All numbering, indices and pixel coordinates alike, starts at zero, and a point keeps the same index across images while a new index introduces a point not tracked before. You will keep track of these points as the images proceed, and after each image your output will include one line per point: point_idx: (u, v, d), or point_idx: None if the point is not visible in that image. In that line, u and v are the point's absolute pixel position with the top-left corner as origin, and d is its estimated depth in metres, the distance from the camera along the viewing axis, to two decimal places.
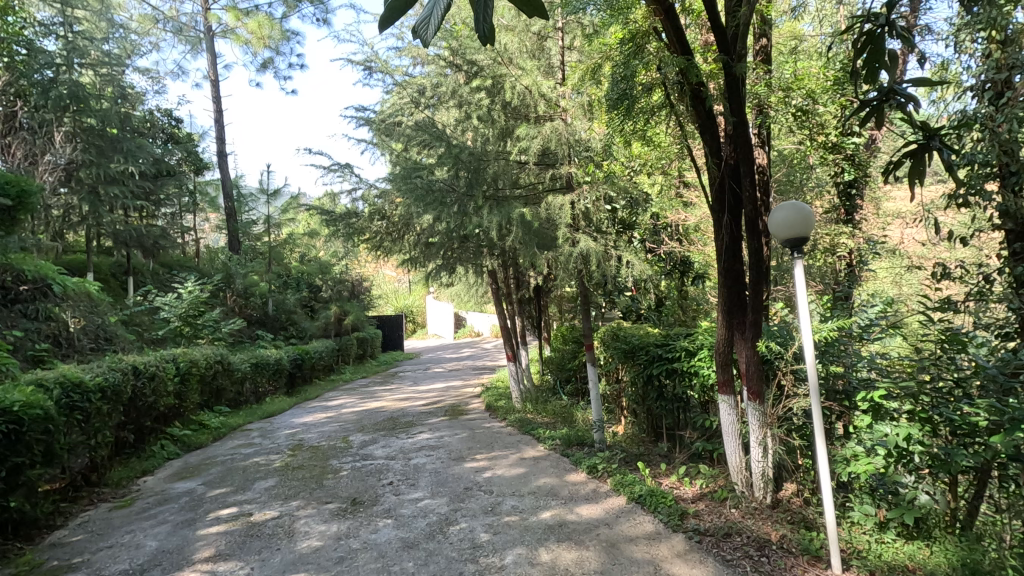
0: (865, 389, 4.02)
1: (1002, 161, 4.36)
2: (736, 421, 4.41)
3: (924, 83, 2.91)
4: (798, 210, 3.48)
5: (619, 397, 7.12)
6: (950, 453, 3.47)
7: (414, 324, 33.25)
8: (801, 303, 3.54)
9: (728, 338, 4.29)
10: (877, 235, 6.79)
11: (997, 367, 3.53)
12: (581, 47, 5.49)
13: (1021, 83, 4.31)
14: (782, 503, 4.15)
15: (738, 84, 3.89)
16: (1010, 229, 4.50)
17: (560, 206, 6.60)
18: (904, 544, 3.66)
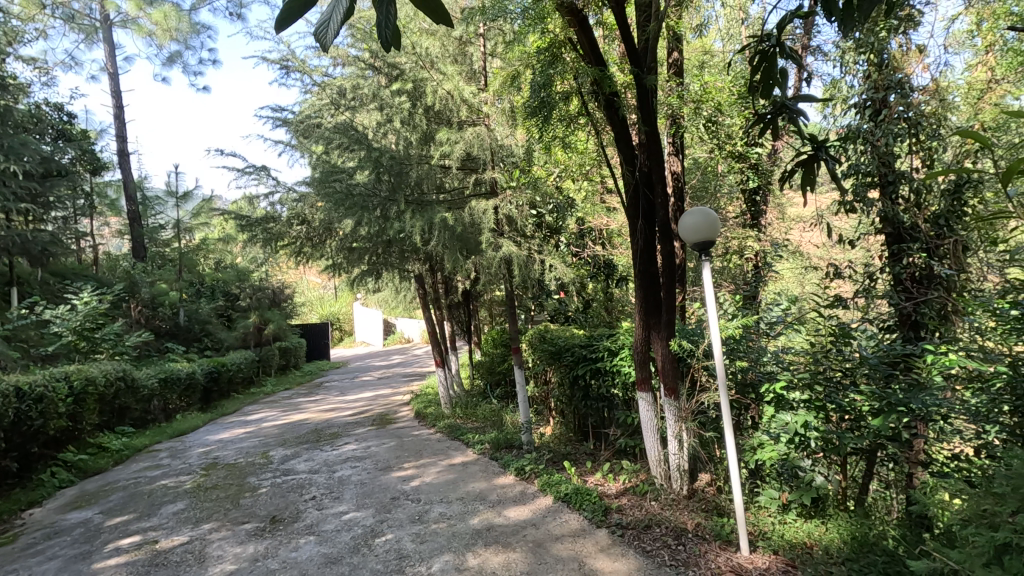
0: (768, 381, 4.32)
1: (881, 171, 4.92)
2: (654, 417, 4.62)
3: (811, 100, 3.18)
4: (705, 216, 3.69)
5: (548, 399, 7.24)
6: (840, 438, 3.79)
7: (341, 332, 32.20)
8: (709, 301, 3.76)
9: (645, 338, 4.49)
10: (779, 238, 7.32)
11: (878, 356, 3.90)
12: (502, 53, 5.51)
13: (895, 103, 4.82)
14: (698, 493, 4.37)
15: (650, 96, 4.09)
16: (889, 233, 5.00)
17: (483, 211, 6.51)
18: (804, 523, 3.96)
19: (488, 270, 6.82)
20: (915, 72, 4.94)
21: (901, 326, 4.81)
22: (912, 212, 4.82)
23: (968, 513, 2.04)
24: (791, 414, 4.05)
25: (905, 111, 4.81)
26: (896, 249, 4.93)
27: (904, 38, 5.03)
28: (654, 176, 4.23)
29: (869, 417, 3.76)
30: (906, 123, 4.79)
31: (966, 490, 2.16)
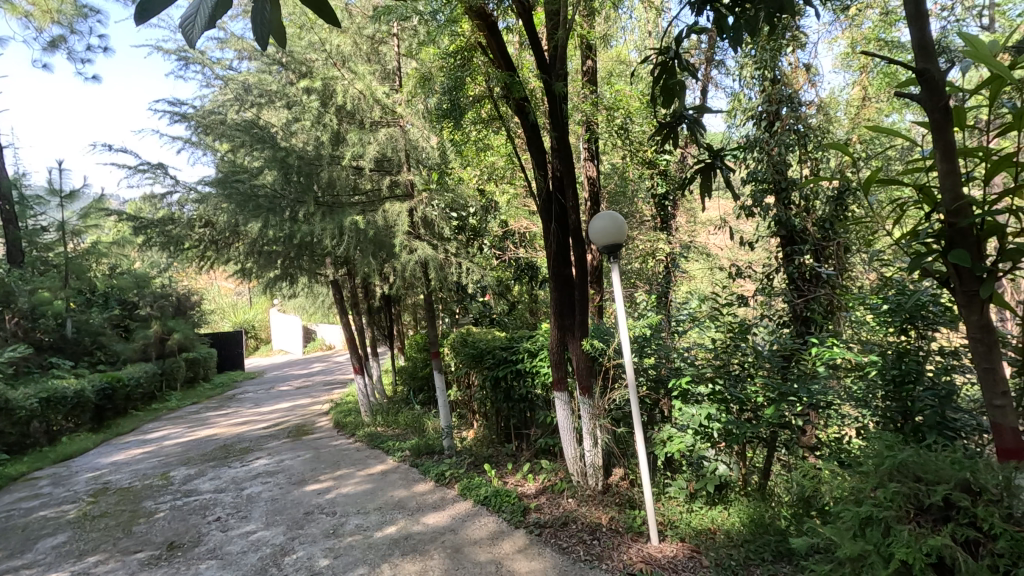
0: (675, 376, 4.53)
1: (774, 179, 5.32)
2: (570, 416, 4.72)
3: (704, 112, 3.38)
4: (613, 220, 3.83)
5: (470, 402, 7.21)
6: (739, 427, 4.06)
7: (257, 341, 30.49)
8: (618, 302, 3.89)
9: (560, 339, 4.60)
10: (688, 240, 7.72)
11: (772, 350, 4.21)
12: (415, 54, 5.44)
13: (786, 116, 5.23)
14: (612, 488, 4.52)
15: (560, 102, 4.20)
16: (782, 236, 5.40)
17: (397, 213, 6.47)
18: (708, 510, 4.20)
19: (406, 274, 6.70)
20: (803, 88, 5.40)
21: (794, 322, 5.21)
22: (802, 216, 5.24)
23: (838, 491, 2.23)
24: (696, 407, 4.28)
25: (796, 123, 5.22)
26: (789, 250, 5.34)
27: (794, 57, 5.47)
28: (565, 180, 4.33)
29: (764, 406, 4.06)
30: (797, 135, 5.22)
31: (837, 471, 2.38)
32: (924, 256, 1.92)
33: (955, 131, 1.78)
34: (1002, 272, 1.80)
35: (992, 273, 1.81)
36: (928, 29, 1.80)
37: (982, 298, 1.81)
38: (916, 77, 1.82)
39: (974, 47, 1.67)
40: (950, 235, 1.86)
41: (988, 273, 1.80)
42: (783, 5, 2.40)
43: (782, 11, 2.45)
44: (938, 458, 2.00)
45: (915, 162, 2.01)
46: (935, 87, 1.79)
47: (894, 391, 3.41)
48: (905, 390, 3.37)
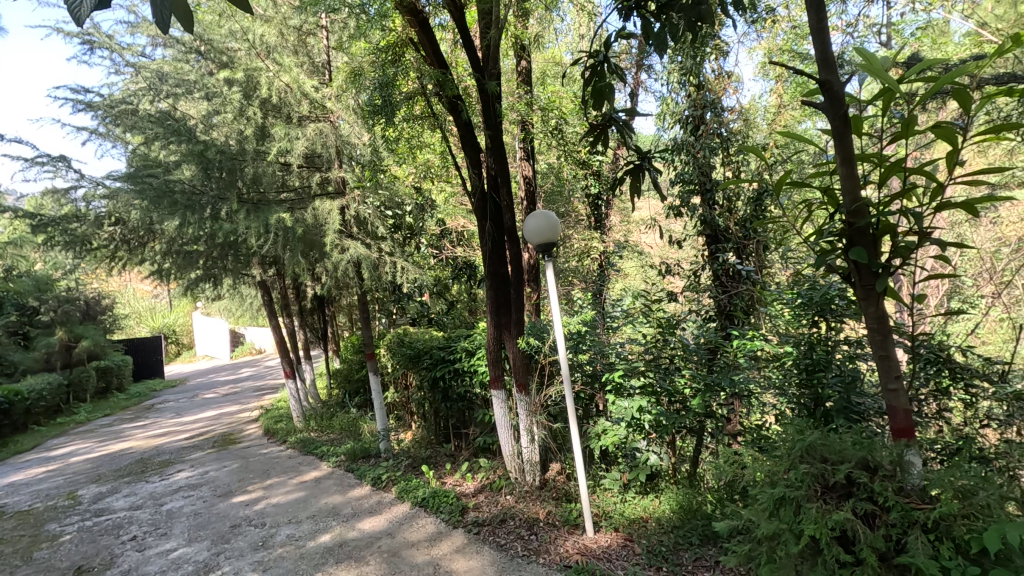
0: (609, 371, 4.65)
1: (700, 180, 5.58)
2: (507, 413, 4.76)
3: (632, 114, 3.49)
4: (547, 219, 3.89)
5: (408, 404, 7.10)
6: (669, 418, 4.23)
7: (179, 346, 28.67)
8: (553, 300, 3.96)
9: (497, 338, 4.63)
10: (621, 239, 7.96)
11: (699, 344, 4.42)
12: (344, 47, 5.30)
13: (710, 120, 5.49)
14: (549, 482, 4.59)
15: (493, 102, 4.22)
16: (707, 235, 5.67)
17: (327, 211, 6.33)
18: (640, 499, 4.35)
19: (339, 274, 6.51)
20: (726, 95, 5.68)
21: (719, 317, 5.49)
22: (725, 216, 5.53)
23: (756, 475, 2.37)
24: (629, 401, 4.42)
25: (719, 127, 5.49)
26: (713, 248, 5.62)
27: (718, 64, 5.71)
28: (499, 179, 4.36)
29: (692, 397, 4.25)
30: (720, 139, 5.50)
31: (755, 455, 2.53)
32: (827, 253, 2.07)
33: (853, 139, 1.93)
34: (894, 268, 1.98)
35: (886, 269, 1.98)
36: (830, 43, 1.94)
37: (878, 292, 1.98)
38: (819, 87, 1.96)
39: (867, 61, 1.82)
40: (850, 234, 2.02)
41: (883, 269, 1.97)
42: (703, 13, 2.51)
43: (702, 18, 2.57)
44: (841, 441, 2.17)
45: (820, 168, 2.17)
46: (835, 97, 1.93)
47: (806, 378, 3.67)
48: (816, 378, 3.64)
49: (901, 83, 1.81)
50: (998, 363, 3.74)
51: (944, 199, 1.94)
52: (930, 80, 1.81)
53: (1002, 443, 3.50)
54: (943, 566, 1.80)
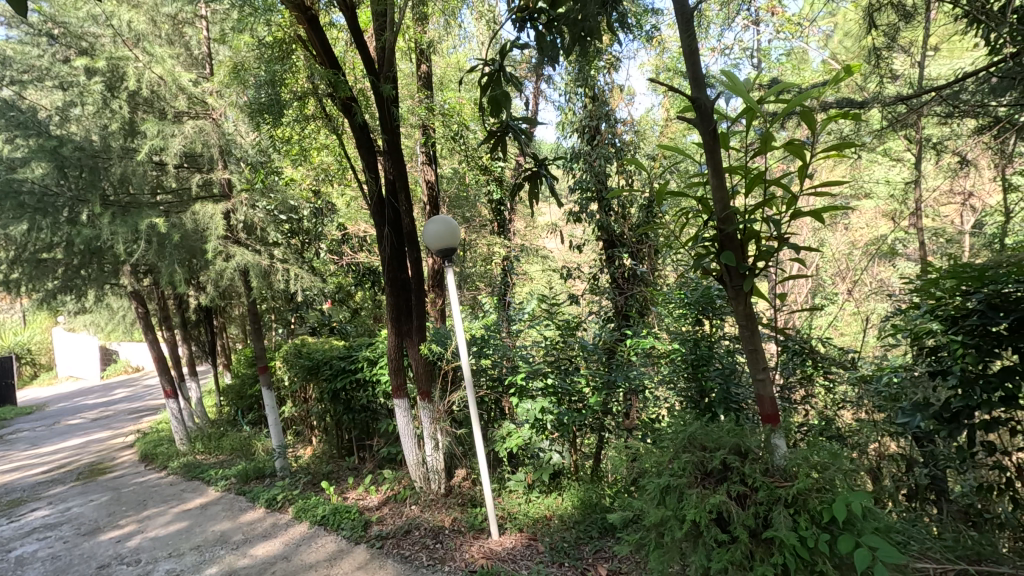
0: (511, 373, 4.72)
1: (596, 188, 5.86)
2: (410, 422, 4.69)
3: (528, 122, 3.57)
4: (446, 224, 3.88)
5: (307, 418, 6.76)
6: (569, 417, 4.38)
7: (36, 368, 25.20)
8: (454, 305, 3.94)
9: (398, 346, 4.56)
10: (525, 244, 8.13)
11: (597, 343, 4.61)
12: (227, 40, 4.97)
13: (605, 131, 5.79)
14: (454, 489, 4.58)
15: (389, 106, 4.17)
16: (605, 240, 5.95)
17: (210, 215, 5.82)
18: (545, 497, 4.46)
19: (225, 284, 6.05)
20: (619, 107, 5.98)
21: (617, 317, 5.77)
22: (620, 222, 5.82)
23: (645, 466, 2.51)
24: (531, 402, 4.52)
25: (612, 138, 5.85)
26: (610, 253, 5.92)
27: (610, 77, 5.94)
28: (398, 184, 4.33)
29: (590, 395, 4.44)
30: (613, 149, 5.82)
31: (644, 447, 2.68)
32: (702, 257, 2.26)
33: (722, 152, 2.12)
34: (758, 269, 2.20)
35: (751, 270, 2.20)
36: (699, 64, 2.11)
37: (746, 291, 2.19)
38: (691, 104, 2.14)
39: (731, 83, 2.00)
40: (721, 240, 2.21)
41: (749, 270, 2.18)
42: (590, 29, 2.64)
43: (589, 32, 2.68)
44: (717, 430, 2.36)
45: (695, 178, 2.35)
46: (704, 112, 2.11)
47: (691, 372, 3.96)
48: (700, 371, 3.93)
49: (760, 102, 2.01)
50: (850, 351, 4.24)
51: (799, 208, 2.16)
52: (783, 101, 2.03)
53: (856, 422, 3.97)
54: (801, 536, 2.00)
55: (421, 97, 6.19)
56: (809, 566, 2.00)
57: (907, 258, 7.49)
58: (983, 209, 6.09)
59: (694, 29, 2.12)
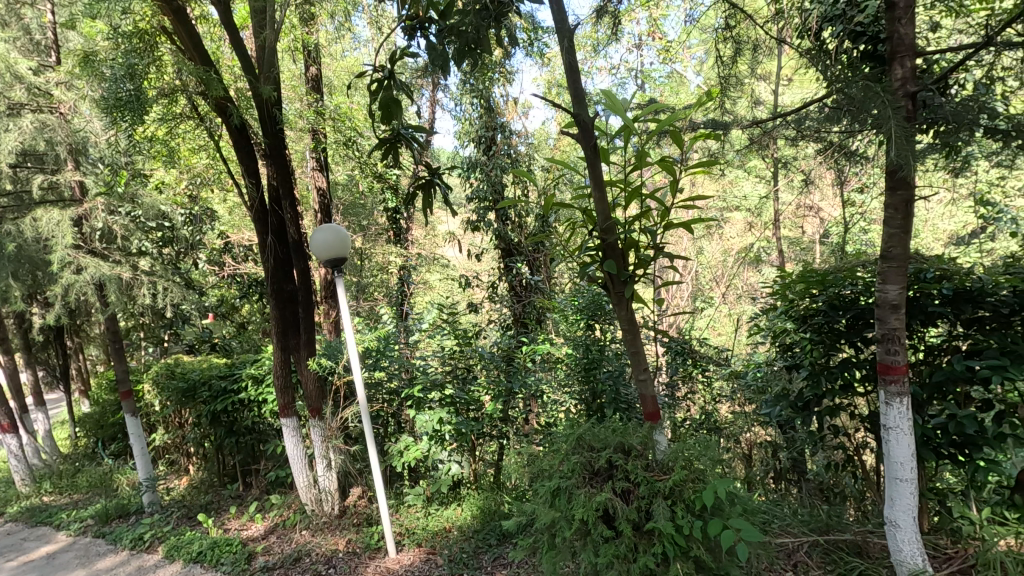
0: (408, 386, 4.62)
1: (493, 197, 5.95)
2: (300, 441, 4.45)
3: (421, 129, 3.54)
4: (335, 233, 3.73)
5: (182, 445, 6.15)
6: (467, 427, 4.36)
7: None
8: (345, 317, 3.79)
9: (284, 362, 4.32)
10: (424, 253, 8.03)
11: (494, 351, 4.65)
12: (76, 26, 4.44)
13: (501, 141, 5.91)
14: (349, 509, 4.40)
15: (270, 108, 3.95)
16: (502, 248, 6.04)
17: (57, 223, 5.14)
18: (444, 509, 4.40)
19: (76, 299, 5.36)
20: (513, 119, 6.17)
21: (515, 325, 5.87)
22: (516, 232, 5.94)
23: (537, 469, 2.57)
24: (429, 413, 4.43)
25: (507, 149, 5.98)
26: (508, 261, 6.02)
27: (506, 90, 6.07)
28: (282, 191, 4.12)
29: (488, 402, 4.46)
30: (509, 159, 5.95)
31: (536, 451, 2.74)
32: (587, 266, 2.38)
33: (602, 166, 2.24)
34: (638, 276, 2.36)
35: (631, 278, 2.36)
36: (580, 82, 2.22)
37: (627, 297, 2.36)
38: (573, 119, 2.24)
39: (607, 101, 2.13)
40: (604, 249, 2.34)
41: (629, 278, 2.34)
42: (478, 42, 2.66)
43: (477, 44, 2.70)
44: (604, 430, 2.47)
45: (579, 190, 2.47)
46: (586, 128, 2.22)
47: (584, 375, 4.17)
48: (591, 374, 4.14)
49: (635, 121, 2.16)
50: (724, 350, 4.65)
51: (671, 220, 2.33)
52: (656, 120, 2.19)
53: (730, 414, 4.34)
54: (678, 525, 2.15)
55: (310, 100, 5.93)
56: (685, 552, 2.16)
57: (771, 264, 8.35)
58: (828, 221, 6.97)
59: (574, 49, 2.22)
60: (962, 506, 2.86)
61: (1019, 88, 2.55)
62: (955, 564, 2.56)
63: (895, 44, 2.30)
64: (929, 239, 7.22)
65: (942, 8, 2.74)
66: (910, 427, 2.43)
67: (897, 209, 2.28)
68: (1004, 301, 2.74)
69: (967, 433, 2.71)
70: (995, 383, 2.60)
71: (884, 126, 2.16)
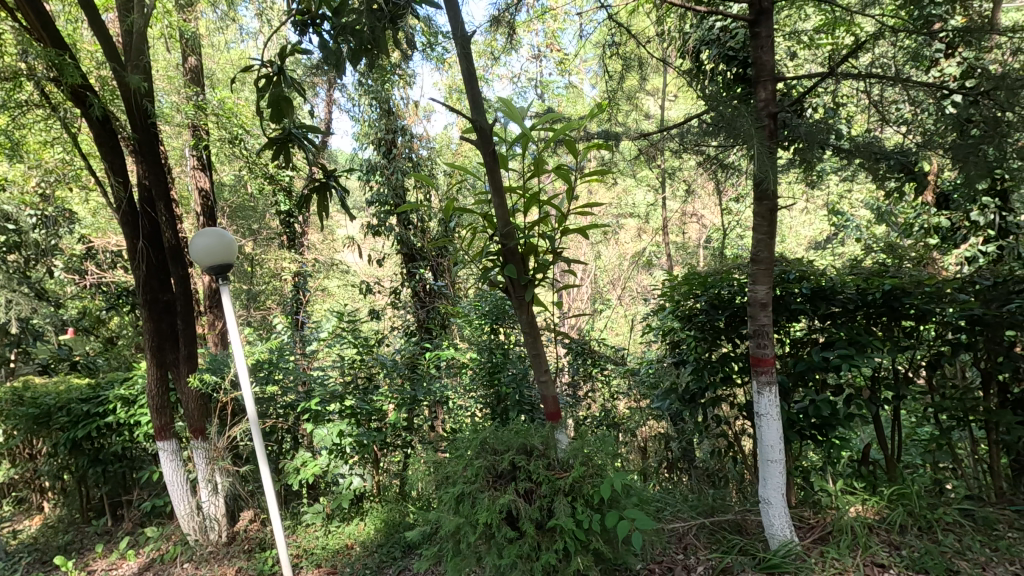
0: (305, 399, 4.37)
1: (395, 201, 5.82)
2: (180, 465, 4.07)
3: (314, 130, 3.38)
4: (219, 237, 3.45)
5: (35, 480, 5.38)
6: (370, 438, 4.20)
7: None
8: (232, 328, 3.52)
9: (161, 379, 3.94)
10: (321, 259, 7.67)
11: (398, 359, 4.58)
12: None
13: (401, 144, 5.79)
14: (239, 535, 4.10)
15: (140, 100, 3.59)
16: (404, 253, 5.93)
17: None
18: (345, 526, 4.22)
19: None
20: (414, 122, 6.04)
21: (419, 331, 5.78)
22: (419, 236, 5.86)
23: (441, 476, 2.55)
24: (328, 426, 4.21)
25: (409, 152, 5.88)
26: (410, 266, 5.92)
27: (406, 93, 5.96)
28: (155, 192, 3.76)
29: (391, 412, 4.33)
30: (410, 163, 5.85)
31: (440, 458, 2.72)
32: (488, 270, 2.41)
33: (501, 173, 2.28)
34: (537, 280, 2.42)
35: (531, 281, 2.42)
36: (478, 89, 2.24)
37: (527, 300, 2.42)
38: (472, 125, 2.25)
39: (504, 108, 2.18)
40: (504, 254, 2.39)
41: (529, 282, 2.40)
42: (375, 42, 2.60)
43: (373, 44, 2.64)
44: (507, 433, 2.51)
45: (478, 196, 2.50)
46: (484, 135, 2.25)
47: (488, 379, 4.22)
48: (495, 378, 4.20)
49: (532, 129, 2.22)
50: (621, 349, 4.89)
51: (568, 226, 2.42)
52: (551, 129, 2.27)
53: (626, 409, 4.58)
54: (578, 520, 2.23)
55: (188, 93, 5.45)
56: (585, 546, 2.25)
57: (661, 267, 8.93)
58: (710, 227, 7.58)
59: (471, 55, 2.24)
60: (821, 480, 3.23)
61: (857, 114, 2.94)
62: (815, 532, 2.88)
63: (759, 69, 2.56)
64: (793, 243, 8.09)
65: (797, 40, 3.10)
66: (777, 413, 2.71)
67: (763, 217, 2.53)
68: (850, 299, 3.14)
69: (823, 415, 3.07)
70: (845, 370, 2.97)
71: (753, 142, 2.39)
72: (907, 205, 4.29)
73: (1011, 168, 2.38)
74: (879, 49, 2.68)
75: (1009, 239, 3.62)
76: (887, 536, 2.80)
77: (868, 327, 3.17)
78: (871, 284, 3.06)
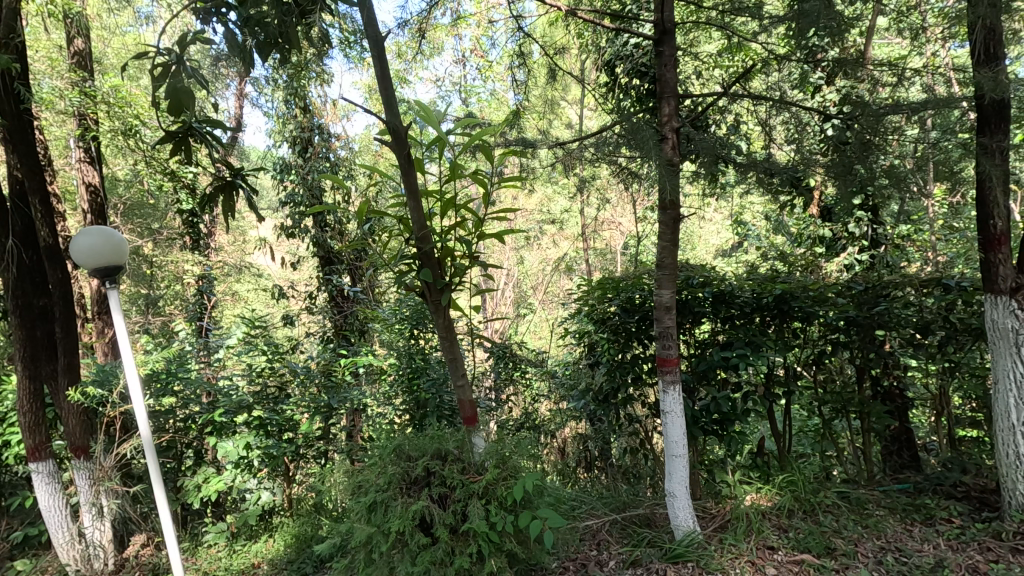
0: (208, 411, 4.09)
1: (311, 202, 5.61)
2: (57, 488, 3.66)
3: (218, 125, 3.17)
4: (106, 237, 3.15)
5: None
6: (279, 449, 4.00)
7: None
8: (122, 336, 3.24)
9: (35, 394, 3.53)
10: (230, 262, 7.23)
11: (311, 367, 4.36)
12: None
13: (318, 144, 5.59)
14: (129, 561, 3.77)
15: (10, 83, 3.22)
16: (320, 255, 5.72)
17: None
18: (252, 544, 4.00)
19: None
20: (333, 122, 5.86)
21: (336, 338, 5.58)
22: (336, 238, 5.68)
23: (353, 485, 2.48)
24: (233, 439, 3.96)
25: (327, 152, 5.66)
26: (328, 269, 5.72)
27: (323, 91, 5.74)
28: (29, 185, 3.39)
29: (304, 421, 4.14)
30: (328, 163, 5.65)
31: (353, 466, 2.65)
32: (404, 275, 2.38)
33: (417, 176, 2.26)
34: (453, 285, 2.43)
35: (447, 286, 2.43)
36: (392, 90, 2.21)
37: (443, 304, 2.42)
38: (387, 127, 2.22)
39: (420, 111, 2.16)
40: (421, 258, 2.37)
41: (445, 286, 2.40)
42: (285, 36, 2.48)
43: (282, 38, 2.53)
44: (423, 439, 2.49)
45: (395, 199, 2.45)
46: (400, 138, 2.22)
47: (407, 386, 4.16)
48: (414, 384, 4.14)
49: (449, 133, 2.22)
50: (541, 352, 4.99)
51: (485, 232, 2.43)
52: (468, 135, 2.28)
53: (546, 411, 4.67)
54: (491, 523, 2.24)
55: (74, 78, 4.96)
56: (498, 547, 2.28)
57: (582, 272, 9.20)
58: (627, 234, 7.92)
59: (385, 56, 2.21)
60: (721, 472, 3.46)
61: (753, 132, 3.18)
62: (715, 521, 3.08)
63: (664, 86, 2.70)
64: (702, 250, 8.61)
65: (700, 61, 3.31)
66: (681, 411, 2.87)
67: (668, 225, 2.69)
68: (747, 302, 3.39)
69: (723, 411, 3.29)
70: (741, 369, 3.21)
71: (660, 154, 2.53)
72: (798, 217, 4.69)
73: (878, 186, 2.67)
74: (770, 75, 2.93)
75: (879, 249, 4.06)
76: (777, 520, 3.04)
77: (762, 329, 3.44)
78: (765, 289, 3.33)
